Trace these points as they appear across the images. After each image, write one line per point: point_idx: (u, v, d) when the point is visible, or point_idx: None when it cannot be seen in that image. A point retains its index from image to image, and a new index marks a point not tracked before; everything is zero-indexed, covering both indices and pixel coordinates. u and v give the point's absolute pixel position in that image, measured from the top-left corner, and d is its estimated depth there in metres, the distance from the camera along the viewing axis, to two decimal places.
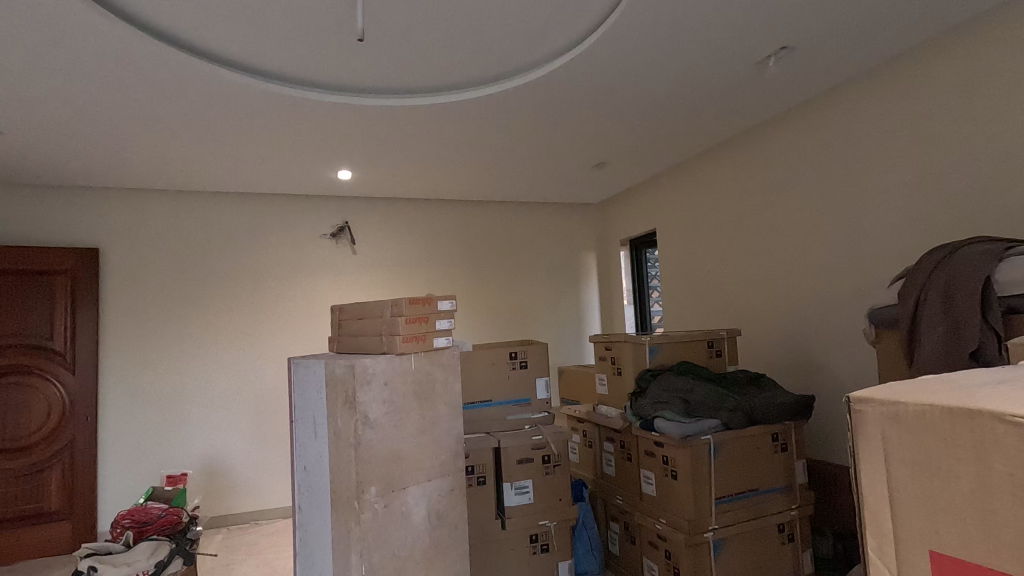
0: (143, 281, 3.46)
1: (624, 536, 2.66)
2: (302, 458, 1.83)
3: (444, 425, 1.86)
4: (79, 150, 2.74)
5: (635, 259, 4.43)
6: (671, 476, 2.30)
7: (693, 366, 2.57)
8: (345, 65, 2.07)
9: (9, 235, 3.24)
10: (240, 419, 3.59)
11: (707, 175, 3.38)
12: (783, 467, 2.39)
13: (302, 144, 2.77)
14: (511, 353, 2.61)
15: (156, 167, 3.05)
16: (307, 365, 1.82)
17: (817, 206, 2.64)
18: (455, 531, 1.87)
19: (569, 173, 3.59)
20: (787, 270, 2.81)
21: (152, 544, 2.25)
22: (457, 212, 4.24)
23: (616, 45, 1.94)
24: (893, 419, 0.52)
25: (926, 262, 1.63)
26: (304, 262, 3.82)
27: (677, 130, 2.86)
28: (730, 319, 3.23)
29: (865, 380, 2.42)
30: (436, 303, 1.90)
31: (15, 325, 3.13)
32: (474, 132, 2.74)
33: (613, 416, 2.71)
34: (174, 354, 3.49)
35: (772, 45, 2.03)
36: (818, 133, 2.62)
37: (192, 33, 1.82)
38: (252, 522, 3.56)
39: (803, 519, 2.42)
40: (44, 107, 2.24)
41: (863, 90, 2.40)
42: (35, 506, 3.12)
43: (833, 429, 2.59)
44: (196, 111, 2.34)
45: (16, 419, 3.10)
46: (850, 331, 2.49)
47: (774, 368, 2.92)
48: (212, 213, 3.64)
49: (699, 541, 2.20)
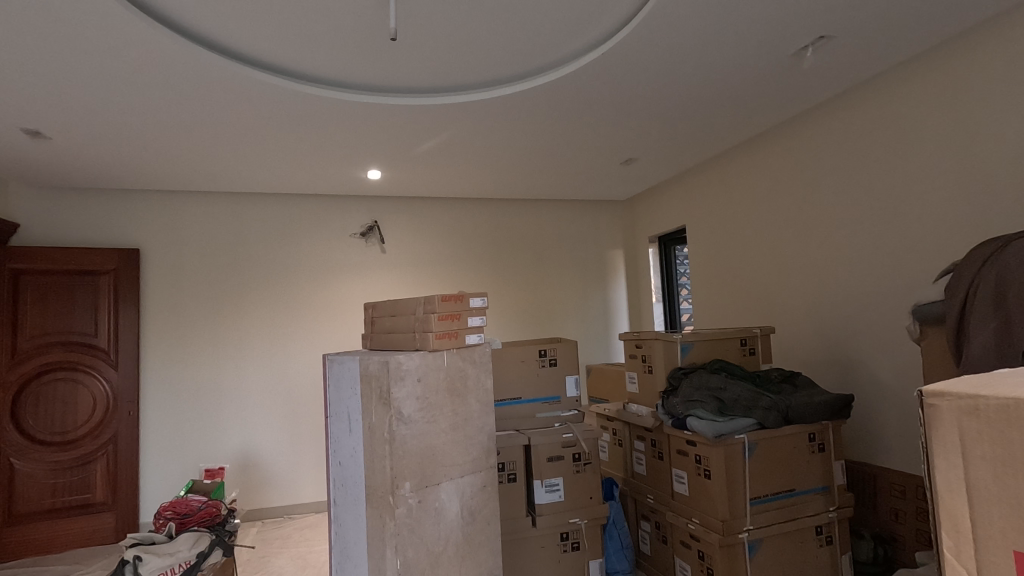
0: (180, 281, 3.56)
1: (656, 535, 2.64)
2: (338, 453, 1.86)
3: (475, 422, 1.87)
4: (121, 154, 2.83)
5: (664, 256, 4.38)
6: (704, 475, 2.27)
7: (726, 364, 2.52)
8: (377, 65, 2.09)
9: (56, 236, 3.37)
10: (273, 415, 3.66)
11: (739, 170, 3.32)
12: (821, 468, 2.34)
13: (334, 144, 2.82)
14: (540, 351, 2.61)
15: (194, 169, 3.13)
16: (342, 361, 1.86)
17: (855, 201, 2.56)
18: (487, 528, 1.88)
19: (597, 170, 3.56)
20: (824, 266, 2.74)
21: (193, 535, 2.31)
22: (485, 211, 4.26)
23: (646, 41, 1.92)
24: (971, 412, 0.50)
25: (976, 256, 1.57)
26: (335, 261, 3.88)
27: (707, 123, 2.81)
28: (764, 316, 3.16)
29: (905, 380, 2.35)
30: (468, 300, 1.91)
31: (62, 324, 3.25)
32: (503, 130, 2.74)
33: (644, 415, 2.69)
34: (210, 351, 3.58)
35: (809, 34, 1.97)
36: (857, 125, 2.54)
37: (229, 37, 1.87)
38: (286, 517, 3.64)
39: (842, 521, 2.36)
40: (88, 111, 2.32)
41: (905, 79, 2.31)
42: (81, 497, 3.23)
43: (873, 430, 2.51)
44: (232, 114, 2.40)
45: (63, 413, 3.22)
46: (892, 329, 2.40)
47: (810, 367, 2.85)
48: (246, 214, 3.72)
49: (734, 542, 2.17)
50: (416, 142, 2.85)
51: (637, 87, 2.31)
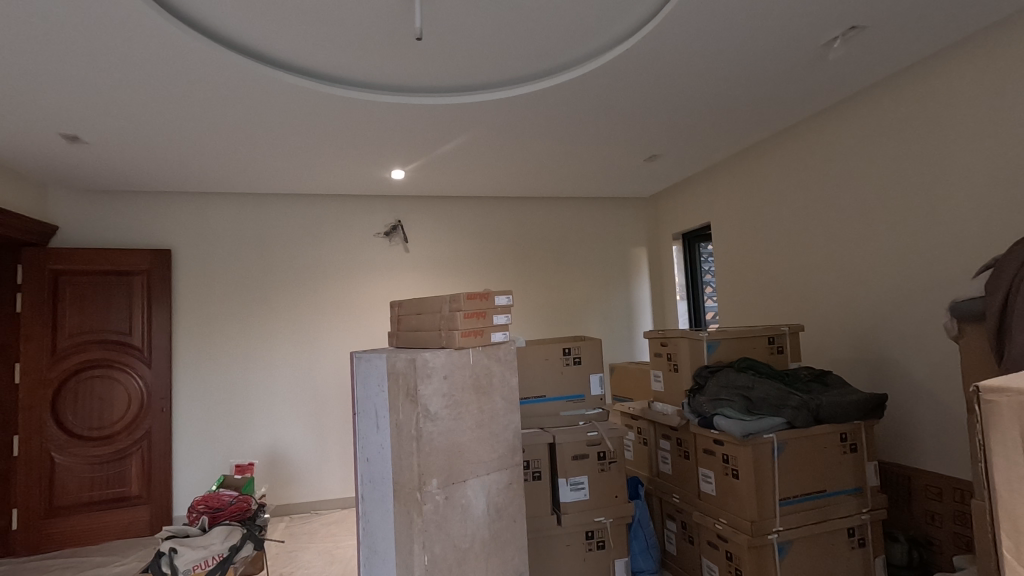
0: (210, 281, 3.65)
1: (682, 535, 2.62)
2: (365, 450, 1.89)
3: (501, 420, 1.87)
4: (153, 157, 2.91)
5: (688, 252, 4.33)
6: (732, 475, 2.23)
7: (754, 363, 2.48)
8: (402, 65, 2.11)
9: (92, 238, 3.48)
10: (301, 412, 3.72)
11: (765, 165, 3.26)
12: (853, 468, 2.29)
13: (359, 144, 2.85)
14: (564, 349, 2.60)
15: (222, 171, 3.20)
16: (369, 359, 1.88)
17: (888, 196, 2.49)
18: (513, 525, 1.88)
19: (621, 167, 3.53)
20: (855, 262, 2.68)
21: (226, 528, 2.37)
22: (507, 210, 4.27)
23: (671, 35, 1.90)
24: None
25: (1019, 250, 1.52)
26: (359, 260, 3.93)
27: (733, 117, 2.76)
28: (792, 314, 3.10)
29: (941, 379, 2.29)
30: (493, 298, 1.91)
31: (98, 323, 3.35)
32: (526, 128, 2.74)
33: (669, 414, 2.66)
34: (239, 349, 3.66)
35: (840, 25, 1.93)
36: (890, 117, 2.47)
37: (257, 40, 1.90)
38: (313, 512, 3.70)
39: (875, 524, 2.30)
40: (122, 117, 2.39)
41: (942, 68, 2.24)
42: (117, 490, 3.33)
43: (908, 431, 2.45)
44: (261, 116, 2.45)
45: (99, 409, 3.32)
46: (928, 326, 2.34)
47: (840, 365, 2.79)
48: (272, 214, 3.79)
49: (763, 543, 2.13)
50: (439, 141, 2.87)
51: (662, 82, 2.29)
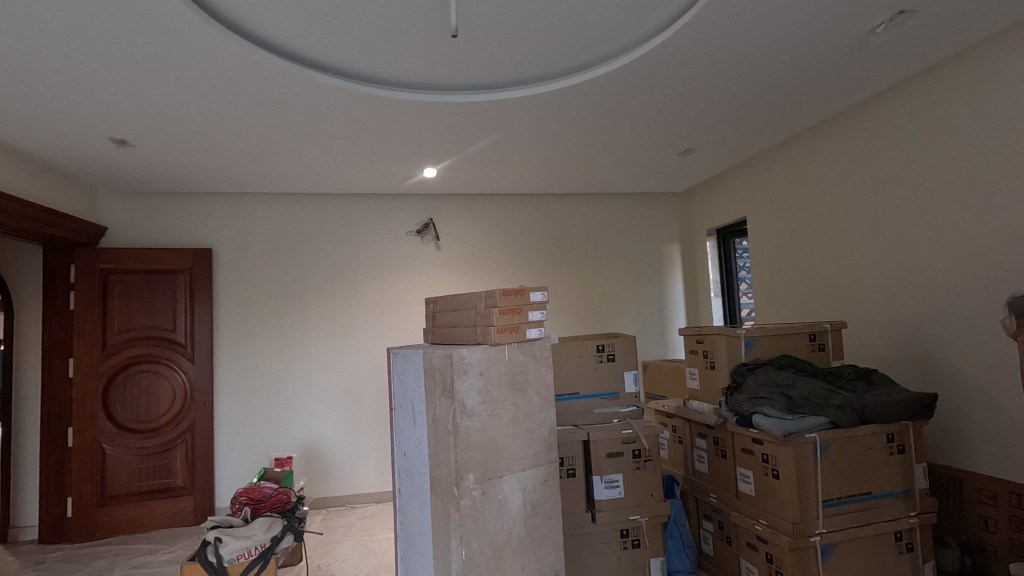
0: (249, 279, 3.75)
1: (720, 536, 2.57)
2: (403, 445, 1.92)
3: (536, 416, 1.87)
4: (196, 159, 3.00)
5: (723, 248, 4.25)
6: (772, 475, 2.18)
7: (795, 361, 2.41)
8: (437, 63, 2.13)
9: (139, 238, 3.62)
10: (336, 408, 3.79)
11: (806, 156, 3.16)
12: (901, 470, 2.20)
13: (393, 143, 2.88)
14: (598, 346, 2.57)
15: (260, 172, 3.27)
16: (406, 355, 1.91)
17: (938, 187, 2.39)
18: (550, 522, 1.87)
19: (654, 161, 3.47)
20: (902, 256, 2.57)
21: (268, 520, 2.42)
22: (538, 206, 4.25)
23: (709, 24, 1.86)
24: None
25: None
26: (391, 258, 3.97)
27: (773, 107, 2.68)
28: (834, 310, 3.00)
29: (998, 379, 2.19)
30: (528, 295, 1.90)
31: (144, 320, 3.48)
32: (557, 124, 2.73)
33: (706, 412, 2.61)
34: (277, 345, 3.74)
35: (887, 10, 1.86)
36: (939, 105, 2.37)
37: (295, 43, 1.94)
38: (348, 505, 3.77)
39: (925, 529, 2.21)
40: (167, 120, 2.48)
41: (999, 52, 2.13)
42: (163, 481, 3.45)
43: (960, 433, 2.35)
44: (298, 117, 2.50)
45: (146, 402, 3.45)
46: (981, 324, 2.24)
47: (886, 365, 2.70)
48: (308, 214, 3.86)
49: (805, 546, 2.07)
50: (471, 140, 2.88)
51: (698, 74, 2.25)
